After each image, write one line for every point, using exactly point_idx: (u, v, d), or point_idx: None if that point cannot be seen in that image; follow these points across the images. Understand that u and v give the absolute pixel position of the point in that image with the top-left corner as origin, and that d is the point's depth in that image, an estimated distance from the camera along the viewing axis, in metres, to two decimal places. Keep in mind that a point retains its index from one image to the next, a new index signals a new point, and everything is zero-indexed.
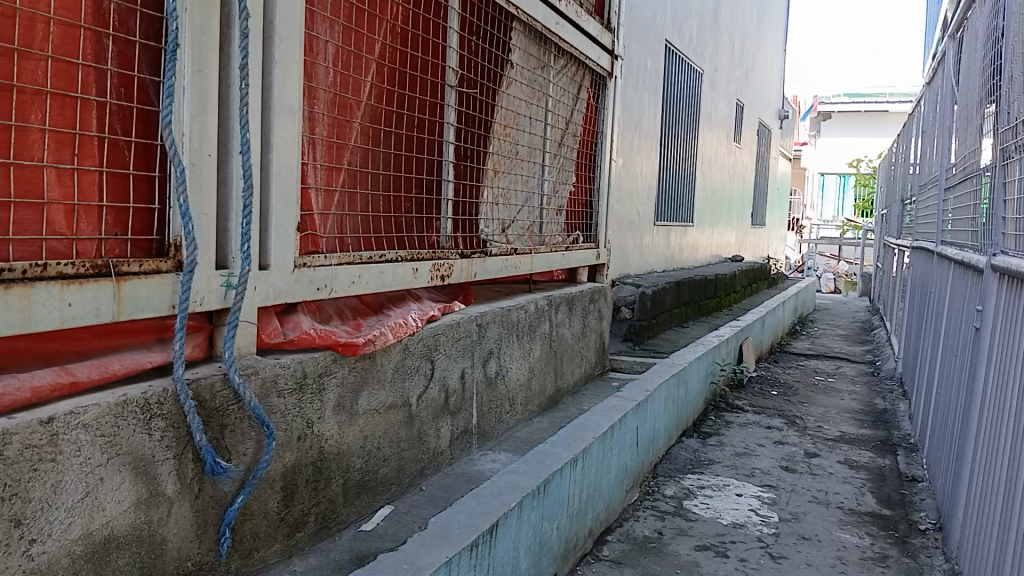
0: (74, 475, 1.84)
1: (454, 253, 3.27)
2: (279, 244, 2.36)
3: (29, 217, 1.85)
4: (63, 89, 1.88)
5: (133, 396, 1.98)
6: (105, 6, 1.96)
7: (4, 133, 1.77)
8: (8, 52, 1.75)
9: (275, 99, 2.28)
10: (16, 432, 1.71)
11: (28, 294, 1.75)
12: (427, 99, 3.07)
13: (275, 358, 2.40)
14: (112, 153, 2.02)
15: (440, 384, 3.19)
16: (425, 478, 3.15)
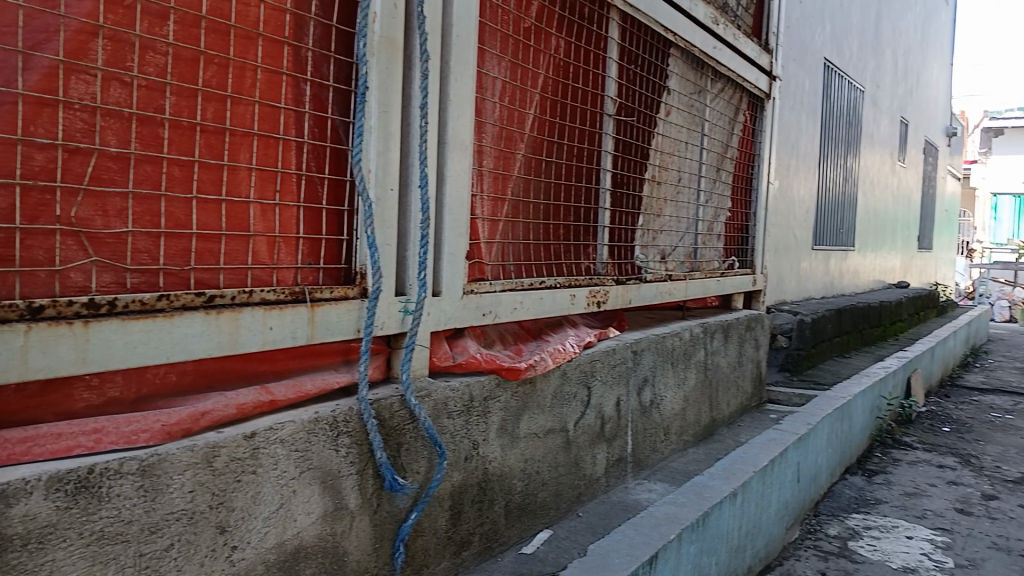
0: (271, 488, 1.99)
1: (610, 280, 3.28)
2: (451, 272, 2.47)
3: (237, 248, 2.04)
4: (267, 131, 2.07)
5: (324, 414, 2.13)
6: (304, 54, 2.14)
7: (217, 172, 1.97)
8: (222, 98, 1.96)
9: (450, 134, 2.39)
10: (223, 444, 1.88)
11: (236, 317, 1.95)
12: (586, 128, 3.12)
13: (445, 381, 2.50)
14: (308, 189, 2.20)
15: (597, 411, 3.19)
16: (582, 505, 3.16)
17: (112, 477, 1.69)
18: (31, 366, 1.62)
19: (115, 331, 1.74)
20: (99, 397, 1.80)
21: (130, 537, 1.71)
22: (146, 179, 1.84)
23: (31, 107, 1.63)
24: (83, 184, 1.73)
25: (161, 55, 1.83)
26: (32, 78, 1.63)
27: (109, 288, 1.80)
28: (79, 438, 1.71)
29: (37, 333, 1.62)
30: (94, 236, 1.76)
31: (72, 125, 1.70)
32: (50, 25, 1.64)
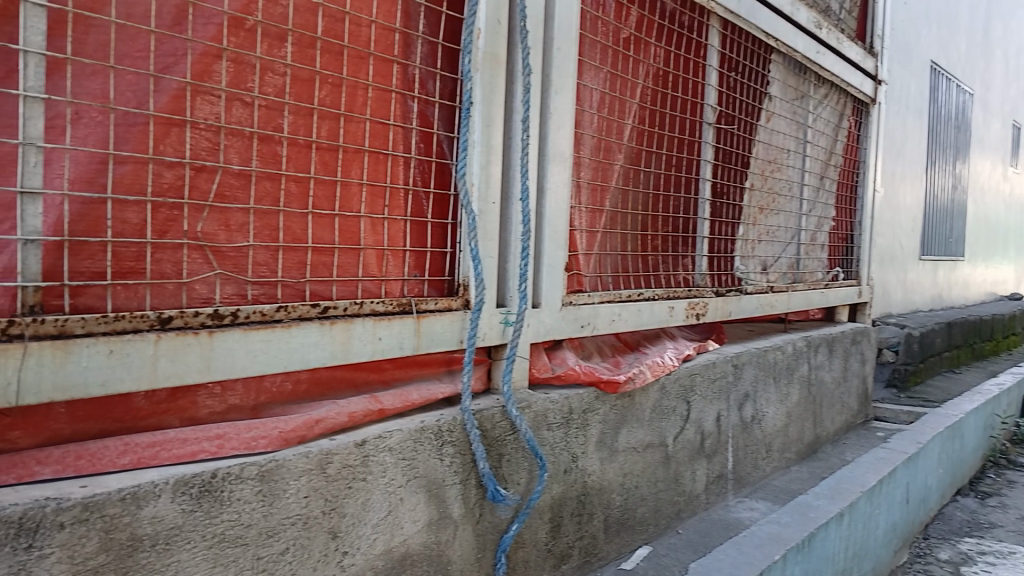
0: (380, 495, 2.04)
1: (709, 291, 3.22)
2: (550, 284, 2.47)
3: (348, 261, 2.12)
4: (377, 147, 2.15)
5: (429, 423, 2.17)
6: (411, 72, 2.22)
7: (330, 188, 2.06)
8: (336, 116, 2.05)
9: (550, 147, 2.41)
10: (336, 451, 1.94)
11: (349, 327, 2.05)
12: (685, 137, 3.09)
13: (545, 393, 2.50)
14: (415, 204, 2.26)
15: (697, 426, 3.13)
16: (681, 522, 3.10)
17: (234, 481, 1.76)
18: (160, 373, 1.71)
19: (236, 340, 1.82)
20: (221, 405, 1.89)
21: (249, 540, 1.78)
22: (265, 196, 1.93)
23: (161, 128, 1.74)
24: (207, 201, 1.83)
25: (279, 76, 1.92)
26: (162, 100, 1.73)
27: (231, 299, 1.89)
28: (203, 443, 1.79)
29: (166, 343, 1.71)
30: (217, 249, 1.86)
31: (198, 144, 1.81)
32: (177, 49, 1.74)
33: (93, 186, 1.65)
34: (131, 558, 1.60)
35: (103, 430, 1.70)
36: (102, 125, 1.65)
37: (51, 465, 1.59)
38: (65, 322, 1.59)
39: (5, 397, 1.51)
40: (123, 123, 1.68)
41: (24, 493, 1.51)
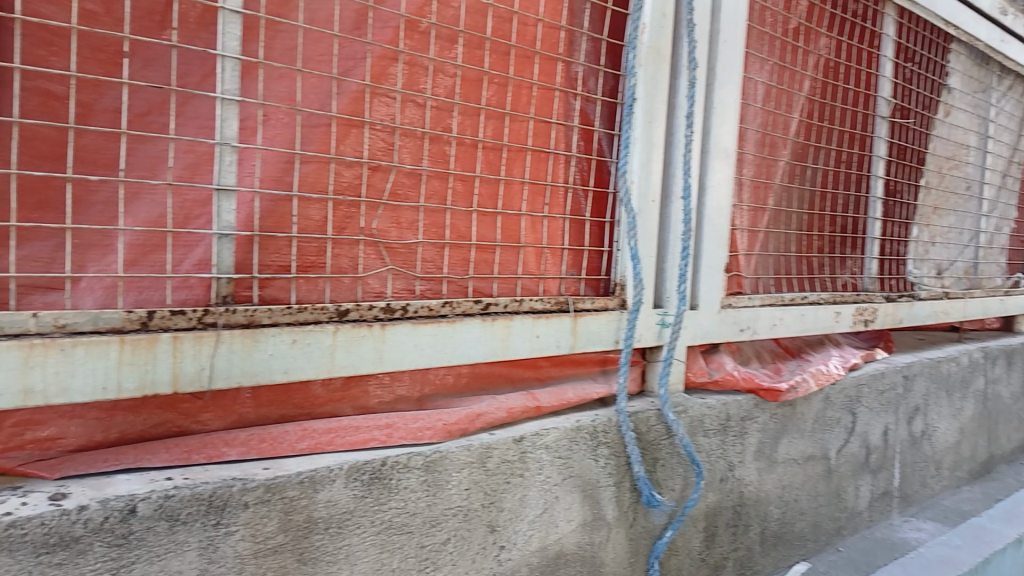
0: (536, 492, 2.04)
1: (879, 296, 3.04)
2: (709, 285, 2.39)
3: (509, 259, 2.16)
4: (540, 146, 2.17)
5: (584, 423, 2.15)
6: (575, 70, 2.23)
7: (494, 187, 2.10)
8: (501, 116, 2.09)
9: (714, 142, 2.34)
10: (495, 446, 1.96)
11: (509, 324, 2.08)
12: (857, 132, 2.94)
13: (702, 398, 2.43)
14: (573, 202, 2.27)
15: (861, 439, 2.95)
16: (841, 539, 2.94)
17: (401, 470, 1.81)
18: (337, 363, 1.81)
19: (406, 334, 1.91)
20: (390, 395, 1.98)
21: (413, 528, 1.83)
22: (433, 194, 2.01)
23: (342, 128, 1.84)
24: (382, 199, 1.93)
25: (449, 77, 1.98)
26: (343, 102, 1.83)
27: (402, 294, 1.99)
28: (373, 432, 1.86)
29: (343, 334, 1.80)
30: (390, 246, 1.96)
31: (374, 145, 1.90)
32: (357, 52, 1.83)
33: (280, 184, 1.76)
34: (307, 539, 1.68)
35: (284, 415, 1.80)
36: (288, 126, 1.76)
37: (237, 446, 1.69)
38: (254, 312, 1.69)
39: (199, 380, 1.62)
40: (308, 124, 1.79)
41: (213, 473, 1.61)
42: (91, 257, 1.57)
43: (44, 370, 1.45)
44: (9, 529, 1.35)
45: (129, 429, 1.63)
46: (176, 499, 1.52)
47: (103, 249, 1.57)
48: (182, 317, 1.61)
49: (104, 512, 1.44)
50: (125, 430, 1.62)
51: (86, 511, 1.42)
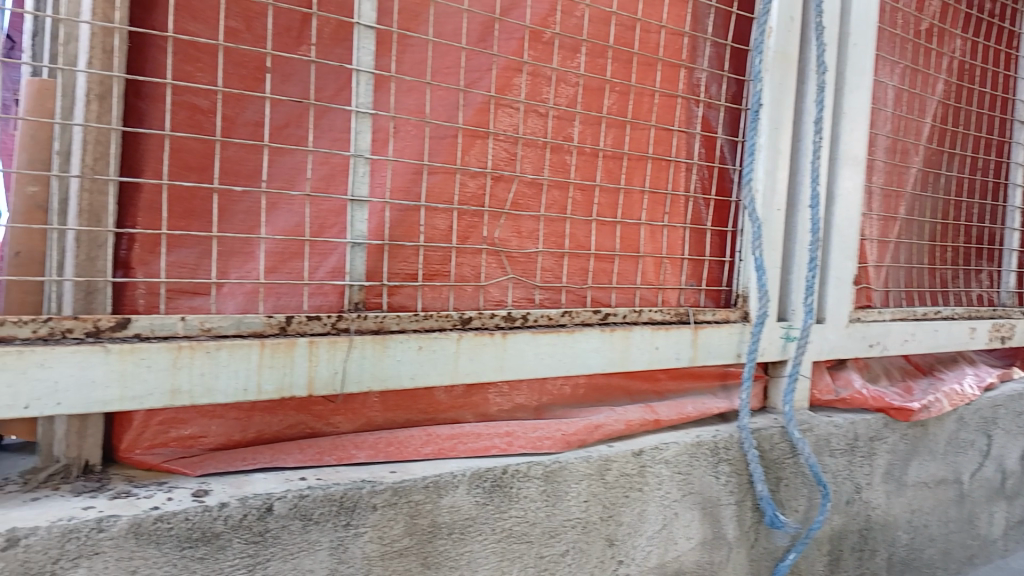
0: (655, 508, 2.00)
1: (1018, 312, 2.85)
2: (836, 298, 2.30)
3: (628, 268, 2.16)
4: (661, 153, 2.20)
5: (705, 438, 2.10)
6: (698, 76, 2.25)
7: (614, 196, 2.13)
8: (623, 124, 2.12)
9: (842, 149, 2.27)
10: (614, 459, 1.94)
11: (628, 335, 2.06)
12: (994, 137, 2.78)
13: (827, 416, 2.33)
14: (694, 212, 2.28)
15: (997, 463, 2.76)
16: (975, 570, 2.75)
17: (521, 479, 1.82)
18: (461, 369, 1.84)
19: (527, 342, 1.92)
20: (509, 403, 1.99)
21: (533, 538, 1.83)
22: (554, 204, 2.04)
23: (468, 139, 1.91)
24: (504, 209, 1.97)
25: (572, 86, 2.04)
26: (469, 113, 1.90)
27: (522, 303, 2.01)
28: (494, 440, 1.87)
29: (467, 341, 1.83)
30: (510, 255, 1.99)
31: (498, 155, 1.95)
32: (484, 64, 1.91)
33: (409, 194, 1.84)
34: (431, 544, 1.71)
35: (409, 420, 1.86)
36: (417, 137, 1.84)
37: (365, 449, 1.74)
38: (383, 319, 1.75)
39: (332, 383, 1.68)
40: (436, 135, 1.87)
41: (344, 474, 1.65)
42: (234, 264, 1.68)
43: (192, 371, 1.52)
44: (158, 523, 1.42)
45: (265, 429, 1.70)
46: (309, 499, 1.56)
47: (246, 256, 1.69)
48: (317, 322, 1.68)
49: (244, 510, 1.50)
50: (262, 430, 1.70)
51: (226, 508, 1.48)
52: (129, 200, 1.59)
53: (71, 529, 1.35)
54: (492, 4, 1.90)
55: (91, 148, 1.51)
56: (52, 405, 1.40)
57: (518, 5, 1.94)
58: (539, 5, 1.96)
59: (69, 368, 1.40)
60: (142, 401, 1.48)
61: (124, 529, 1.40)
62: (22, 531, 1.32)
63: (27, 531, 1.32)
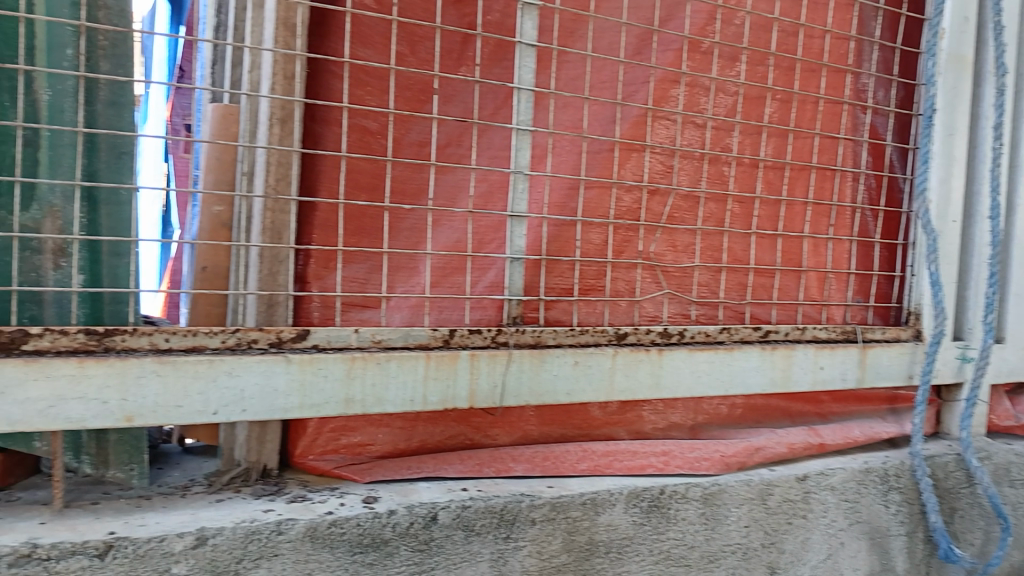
0: (820, 537, 1.91)
1: None
2: (1019, 316, 2.14)
3: (789, 283, 2.10)
4: (826, 163, 2.12)
5: (875, 465, 2.00)
6: (863, 81, 2.16)
7: (775, 209, 2.08)
8: (784, 133, 2.07)
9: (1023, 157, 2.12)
10: (776, 484, 1.87)
11: (790, 353, 1.99)
12: None
13: (1006, 443, 2.16)
14: (861, 225, 2.19)
15: None
16: None
17: (680, 500, 1.78)
18: (617, 386, 1.81)
19: (683, 359, 1.87)
20: (664, 421, 1.95)
21: (692, 561, 1.79)
22: (710, 216, 2.01)
23: (624, 152, 1.90)
24: (660, 222, 1.95)
25: (731, 95, 2.01)
26: (625, 127, 1.90)
27: (677, 318, 1.98)
28: (651, 459, 1.84)
29: (622, 357, 1.80)
30: (666, 270, 1.96)
31: (653, 168, 1.94)
32: (642, 76, 1.91)
33: (564, 210, 1.85)
34: (588, 561, 1.69)
35: (563, 435, 1.85)
36: (573, 152, 1.85)
37: (523, 462, 1.75)
38: (541, 333, 1.76)
39: (492, 396, 1.70)
40: (592, 149, 1.87)
41: (503, 487, 1.67)
42: (400, 279, 1.75)
43: (364, 381, 1.59)
44: (331, 527, 1.47)
45: (428, 439, 1.75)
46: (471, 510, 1.58)
47: (410, 271, 1.75)
48: (478, 336, 1.71)
49: (410, 518, 1.53)
50: (425, 439, 1.74)
51: (394, 516, 1.52)
52: (305, 218, 1.69)
53: (253, 531, 1.43)
54: (650, 16, 1.90)
55: (273, 170, 1.61)
56: (238, 412, 1.49)
57: (675, 15, 1.92)
58: (698, 14, 1.94)
59: (254, 377, 1.48)
60: (320, 409, 1.56)
61: (302, 532, 1.46)
62: (210, 530, 1.40)
63: (214, 531, 1.40)
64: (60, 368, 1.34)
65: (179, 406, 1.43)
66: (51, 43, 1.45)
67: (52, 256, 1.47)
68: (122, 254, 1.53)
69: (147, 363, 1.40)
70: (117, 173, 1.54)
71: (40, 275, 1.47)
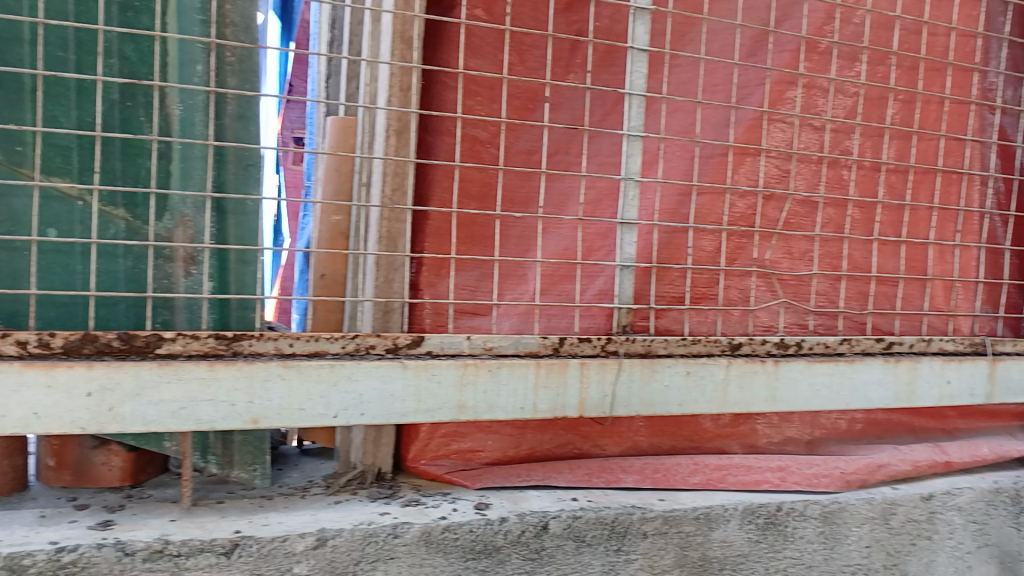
0: (946, 559, 1.83)
1: None
2: None
3: (913, 292, 2.02)
4: (952, 165, 2.02)
5: (1005, 484, 1.92)
6: (993, 79, 2.04)
7: (898, 214, 1.98)
8: (908, 135, 1.97)
9: None
10: (900, 503, 1.79)
11: (915, 367, 1.88)
12: None
13: None
14: (990, 232, 2.07)
15: None
16: None
17: (797, 518, 1.72)
18: (730, 399, 1.75)
19: (801, 371, 1.79)
20: (779, 435, 1.90)
21: None
22: (829, 222, 1.95)
23: (738, 157, 1.86)
24: (776, 228, 1.90)
25: (850, 96, 1.93)
26: (739, 131, 1.85)
27: (793, 328, 1.93)
28: (765, 474, 1.78)
29: (737, 368, 1.74)
30: (782, 277, 1.90)
31: (768, 172, 1.89)
32: (757, 78, 1.85)
33: (675, 216, 1.82)
34: None
35: (674, 446, 1.82)
36: (685, 157, 1.81)
37: (633, 474, 1.72)
38: (652, 343, 1.71)
39: (602, 407, 1.66)
40: (704, 154, 1.83)
41: (614, 498, 1.64)
42: (508, 286, 1.77)
43: (476, 388, 1.59)
44: (445, 532, 1.49)
45: (536, 446, 1.75)
46: (582, 521, 1.56)
47: (519, 278, 1.77)
48: (587, 344, 1.68)
49: (522, 526, 1.53)
50: (534, 447, 1.74)
51: (506, 523, 1.52)
52: (417, 226, 1.73)
53: (370, 533, 1.45)
54: (766, 17, 1.84)
55: (389, 180, 1.66)
56: (357, 415, 1.51)
57: (791, 15, 1.86)
58: (815, 14, 1.87)
59: (372, 382, 1.51)
60: (433, 414, 1.57)
61: (417, 536, 1.47)
62: (329, 532, 1.43)
63: (333, 532, 1.43)
64: (193, 371, 1.40)
65: (302, 409, 1.48)
66: (183, 60, 1.51)
67: (183, 263, 1.53)
68: (249, 262, 1.59)
69: (272, 367, 1.45)
70: (243, 185, 1.59)
71: (173, 281, 1.53)
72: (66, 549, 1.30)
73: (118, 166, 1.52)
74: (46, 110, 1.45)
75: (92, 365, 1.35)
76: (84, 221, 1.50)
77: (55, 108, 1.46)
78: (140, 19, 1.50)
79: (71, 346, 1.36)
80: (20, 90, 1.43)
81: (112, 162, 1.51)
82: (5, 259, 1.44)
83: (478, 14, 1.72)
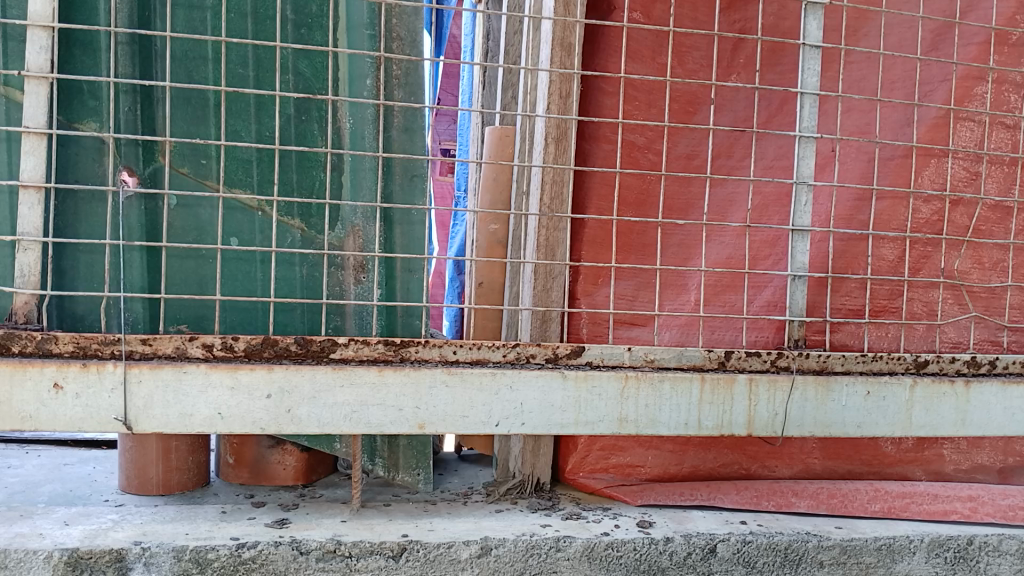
0: None
1: None
2: None
3: None
4: None
5: None
6: None
7: None
8: None
9: None
10: None
11: None
12: None
13: None
14: None
15: None
16: None
17: (992, 553, 1.56)
18: (914, 421, 1.61)
19: (995, 394, 1.63)
20: (967, 462, 1.77)
21: None
22: None
23: (921, 158, 1.71)
24: (966, 236, 1.75)
25: None
26: (923, 130, 1.70)
27: (984, 345, 1.79)
28: (955, 504, 1.64)
29: (923, 389, 1.60)
30: (972, 289, 1.77)
31: (955, 175, 1.75)
32: (942, 74, 1.70)
33: (852, 223, 1.70)
34: None
35: (851, 470, 1.73)
36: (861, 159, 1.70)
37: (806, 499, 1.63)
38: (827, 358, 1.59)
39: (772, 425, 1.56)
40: (883, 156, 1.70)
41: (787, 524, 1.55)
42: (668, 297, 1.72)
43: (637, 402, 1.52)
44: (609, 549, 1.43)
45: (699, 465, 1.70)
46: (753, 546, 1.48)
47: (679, 288, 1.71)
48: (756, 359, 1.58)
49: (688, 548, 1.46)
50: (697, 465, 1.69)
51: (671, 543, 1.45)
52: (574, 234, 1.69)
53: (533, 545, 1.42)
54: (950, 8, 1.69)
55: (548, 188, 1.61)
56: (518, 425, 1.48)
57: (979, 6, 1.70)
58: (1006, 3, 1.71)
59: (532, 391, 1.48)
60: (594, 427, 1.51)
61: (579, 551, 1.43)
62: (493, 541, 1.42)
63: (497, 541, 1.41)
64: (363, 375, 1.42)
65: (465, 416, 1.46)
66: (353, 75, 1.54)
67: (353, 271, 1.58)
68: (414, 271, 1.61)
69: (437, 374, 1.44)
70: (409, 195, 1.61)
71: (344, 289, 1.59)
72: (246, 546, 1.34)
73: (295, 179, 1.58)
74: (229, 125, 1.52)
75: (271, 368, 1.39)
76: (263, 231, 1.56)
77: (237, 124, 1.53)
78: (313, 35, 1.54)
79: (253, 349, 1.41)
80: (206, 106, 1.49)
81: (289, 175, 1.57)
82: (192, 267, 1.51)
83: (636, 18, 1.68)
